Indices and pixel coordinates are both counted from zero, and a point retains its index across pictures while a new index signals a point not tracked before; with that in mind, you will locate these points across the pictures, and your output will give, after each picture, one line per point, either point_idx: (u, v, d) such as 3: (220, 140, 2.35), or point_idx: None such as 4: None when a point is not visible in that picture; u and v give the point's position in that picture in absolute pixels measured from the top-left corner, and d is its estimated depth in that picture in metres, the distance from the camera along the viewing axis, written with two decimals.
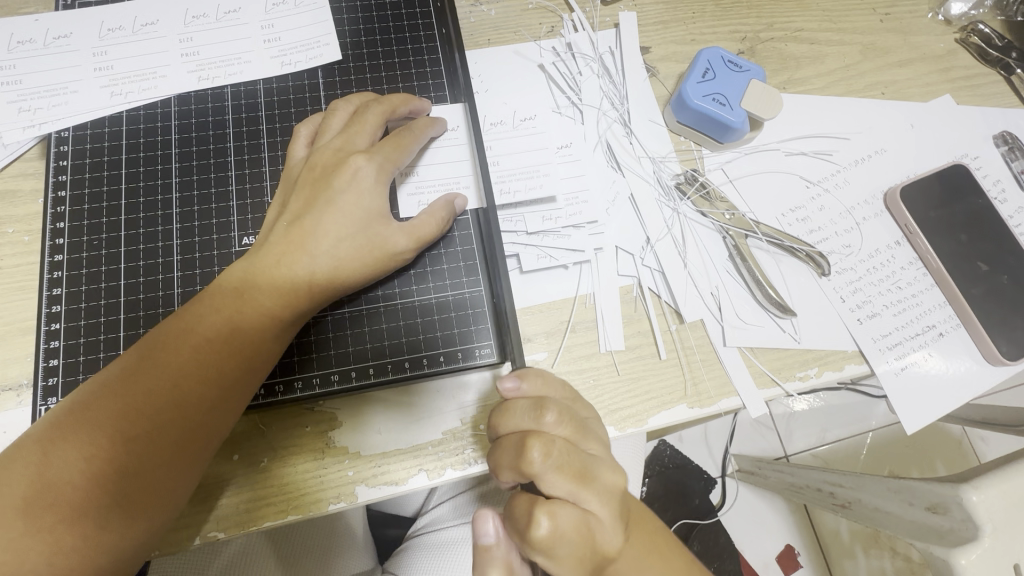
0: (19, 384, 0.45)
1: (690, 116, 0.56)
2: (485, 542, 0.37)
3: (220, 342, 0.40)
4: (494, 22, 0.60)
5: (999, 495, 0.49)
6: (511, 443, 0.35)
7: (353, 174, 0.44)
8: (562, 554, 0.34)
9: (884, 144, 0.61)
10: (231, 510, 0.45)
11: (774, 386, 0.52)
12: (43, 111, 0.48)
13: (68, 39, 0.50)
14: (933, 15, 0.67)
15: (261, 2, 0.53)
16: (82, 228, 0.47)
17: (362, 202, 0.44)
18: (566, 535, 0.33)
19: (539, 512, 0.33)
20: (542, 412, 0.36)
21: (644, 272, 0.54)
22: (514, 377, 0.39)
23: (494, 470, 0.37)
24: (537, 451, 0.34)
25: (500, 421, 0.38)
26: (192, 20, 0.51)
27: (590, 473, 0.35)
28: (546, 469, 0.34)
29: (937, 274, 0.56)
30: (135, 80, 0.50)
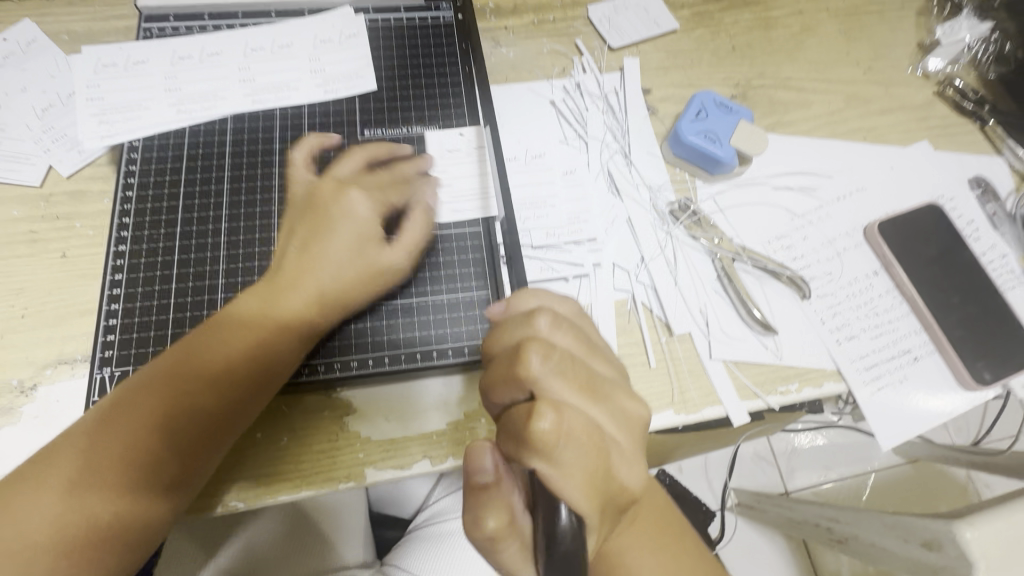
0: (75, 359, 0.51)
1: (684, 150, 0.63)
2: (484, 479, 0.31)
3: (253, 344, 0.46)
4: (511, 63, 0.68)
5: (994, 533, 0.51)
6: (506, 352, 0.35)
7: (349, 207, 0.50)
8: (569, 460, 0.31)
9: (865, 183, 0.67)
10: (250, 482, 0.49)
11: (757, 399, 0.56)
12: (118, 124, 0.56)
13: (145, 64, 0.58)
14: (911, 70, 0.74)
15: (311, 39, 0.61)
16: (145, 224, 0.54)
17: (356, 228, 0.50)
18: (575, 435, 0.31)
19: (543, 406, 0.31)
20: (536, 318, 0.37)
21: (638, 287, 0.58)
22: (503, 301, 0.40)
23: (488, 388, 0.36)
24: (536, 354, 0.33)
25: (492, 340, 0.38)
26: (251, 53, 0.59)
27: (597, 387, 0.35)
28: (546, 371, 0.33)
29: (912, 302, 0.61)
30: (198, 100, 0.57)
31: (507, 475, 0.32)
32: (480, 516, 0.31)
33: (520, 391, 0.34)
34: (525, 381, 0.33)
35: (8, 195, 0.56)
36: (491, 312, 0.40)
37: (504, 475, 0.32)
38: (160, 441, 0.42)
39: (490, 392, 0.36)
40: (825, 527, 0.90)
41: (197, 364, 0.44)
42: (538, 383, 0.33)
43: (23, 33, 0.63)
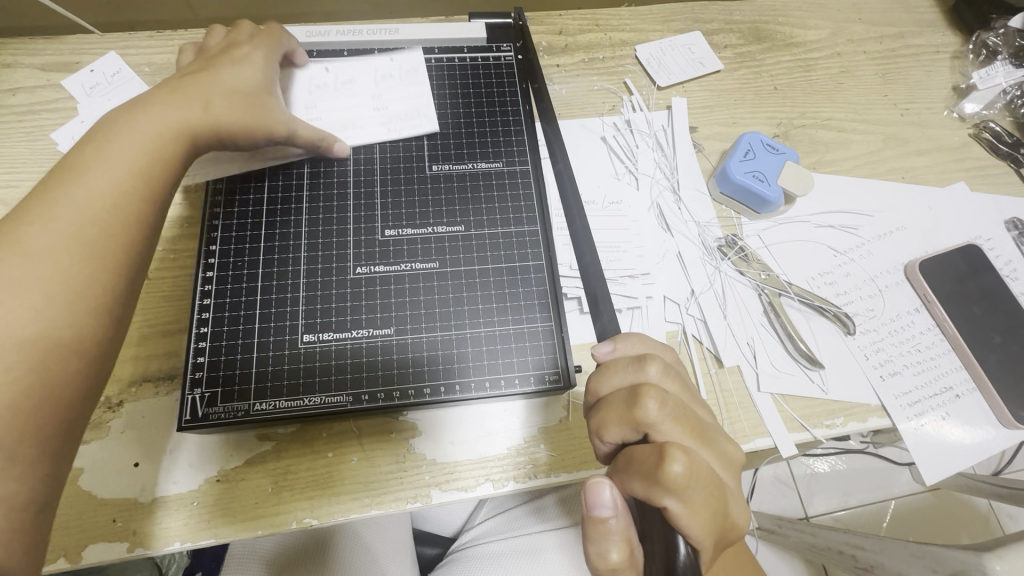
0: (158, 377, 0.55)
1: (731, 188, 0.65)
2: (604, 514, 0.34)
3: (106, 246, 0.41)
4: (565, 99, 0.72)
5: None
6: (622, 395, 0.37)
7: (241, 58, 0.54)
8: (698, 501, 0.32)
9: (905, 222, 0.69)
10: (323, 499, 0.52)
11: (803, 431, 0.58)
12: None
13: None
14: (947, 112, 0.76)
15: (371, 78, 0.64)
16: (230, 251, 0.56)
17: (243, 77, 0.53)
18: (701, 477, 0.33)
19: (675, 450, 0.33)
20: (647, 363, 0.39)
21: (688, 320, 0.61)
22: (609, 342, 0.43)
23: (599, 429, 0.38)
24: (655, 398, 0.36)
25: (601, 381, 0.40)
26: (315, 90, 0.62)
27: (705, 431, 0.37)
28: (665, 415, 0.36)
29: (953, 340, 0.63)
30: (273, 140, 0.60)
31: (626, 515, 0.35)
32: (604, 549, 0.34)
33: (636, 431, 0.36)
34: (643, 423, 0.36)
35: None
36: (600, 352, 0.43)
37: (622, 513, 0.34)
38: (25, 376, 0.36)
39: (601, 432, 0.39)
40: (847, 554, 0.90)
41: (24, 270, 0.37)
42: (657, 428, 0.36)
43: (108, 64, 0.67)
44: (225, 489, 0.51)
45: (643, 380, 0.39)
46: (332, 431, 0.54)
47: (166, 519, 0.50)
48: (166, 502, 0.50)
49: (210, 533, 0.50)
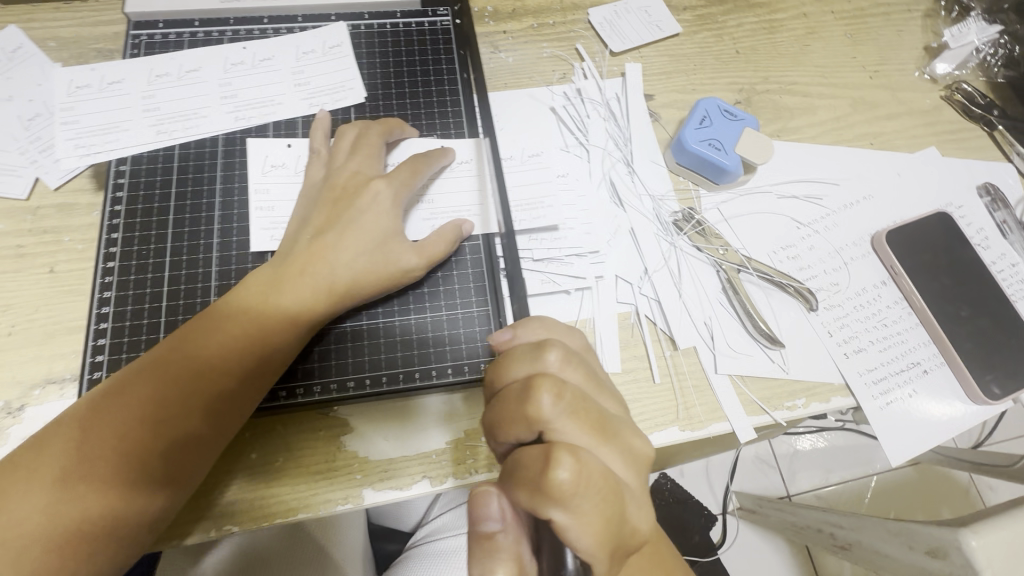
0: (64, 379, 0.49)
1: (687, 158, 0.61)
2: (490, 529, 0.31)
3: (245, 326, 0.45)
4: (511, 68, 0.66)
5: (998, 543, 0.51)
6: (516, 389, 0.34)
7: (373, 197, 0.49)
8: (585, 508, 0.29)
9: (873, 190, 0.65)
10: (245, 504, 0.48)
11: (763, 415, 0.55)
12: (97, 147, 0.53)
13: (121, 84, 0.55)
14: (918, 74, 0.72)
15: (292, 51, 0.58)
16: (134, 238, 0.51)
17: (380, 222, 0.49)
18: (591, 482, 0.30)
19: (561, 452, 0.30)
20: (546, 352, 0.36)
21: (641, 300, 0.57)
22: (509, 329, 0.41)
23: (495, 427, 0.35)
24: (548, 391, 0.33)
25: (502, 372, 0.37)
26: (231, 68, 0.57)
27: (607, 424, 0.34)
28: (558, 410, 0.32)
29: (921, 313, 0.59)
30: (179, 120, 0.55)
31: (516, 525, 0.32)
32: (489, 568, 0.30)
33: (530, 429, 0.33)
34: (535, 420, 0.32)
35: None
36: (498, 341, 0.41)
37: (510, 525, 0.31)
38: (81, 421, 0.40)
39: (497, 431, 0.35)
40: (827, 533, 0.89)
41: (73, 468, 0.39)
42: (549, 424, 0.32)
43: (8, 39, 0.59)
44: None
45: (543, 369, 0.36)
46: (251, 432, 0.49)
47: None
48: None
49: None
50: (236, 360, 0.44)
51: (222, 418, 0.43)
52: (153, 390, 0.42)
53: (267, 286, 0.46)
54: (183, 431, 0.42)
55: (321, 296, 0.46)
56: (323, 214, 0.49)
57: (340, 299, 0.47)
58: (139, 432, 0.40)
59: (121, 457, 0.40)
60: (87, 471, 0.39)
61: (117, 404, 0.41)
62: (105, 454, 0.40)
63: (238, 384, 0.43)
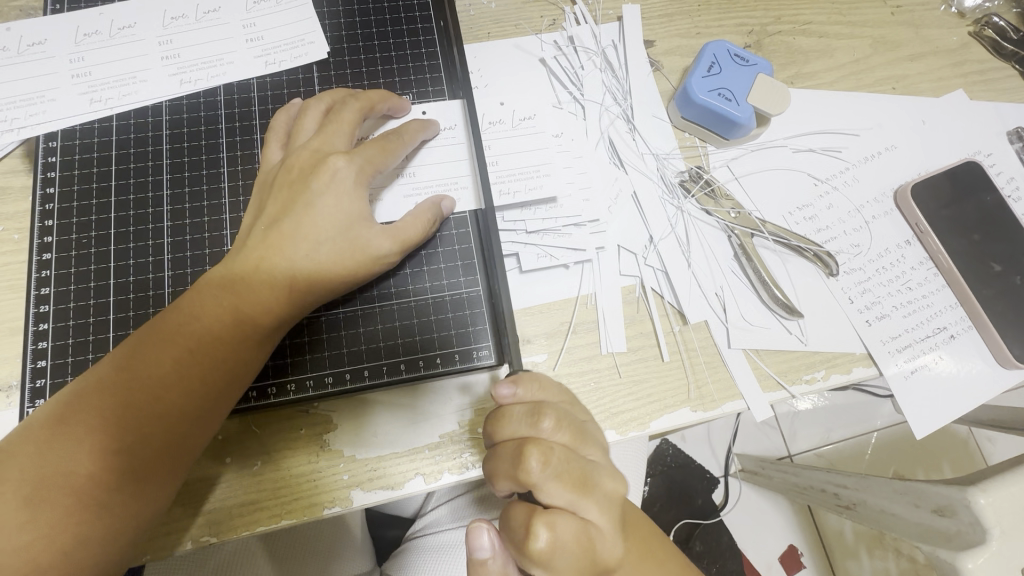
0: (10, 386, 0.43)
1: (694, 111, 0.55)
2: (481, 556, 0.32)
3: (213, 325, 0.39)
4: (494, 15, 0.58)
5: (1008, 498, 0.47)
6: (508, 453, 0.32)
7: (331, 175, 0.42)
8: (561, 568, 0.30)
9: (896, 140, 0.60)
10: (224, 514, 0.44)
11: (780, 389, 0.51)
12: (21, 121, 0.46)
13: (44, 46, 0.48)
14: (945, 7, 0.65)
15: (241, 1, 0.51)
16: (71, 226, 0.45)
17: (342, 205, 0.42)
18: (567, 546, 0.30)
19: (536, 523, 0.29)
20: (539, 418, 0.33)
21: (647, 271, 0.52)
22: (509, 383, 0.35)
23: (488, 481, 0.34)
24: (536, 459, 0.30)
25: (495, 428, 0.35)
26: (171, 23, 0.49)
27: (593, 481, 0.32)
28: (544, 478, 0.30)
29: (948, 274, 0.55)
30: (114, 85, 0.48)
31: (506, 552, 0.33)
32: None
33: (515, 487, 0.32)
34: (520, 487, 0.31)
35: None
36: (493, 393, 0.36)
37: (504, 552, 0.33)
38: (21, 458, 0.36)
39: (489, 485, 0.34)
40: (831, 493, 0.85)
41: (34, 488, 0.35)
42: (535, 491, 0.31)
43: None
44: None
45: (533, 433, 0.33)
46: (222, 436, 0.45)
47: None
48: None
49: None
50: (193, 372, 0.38)
51: (187, 437, 0.38)
52: (102, 414, 0.37)
53: (221, 286, 0.41)
54: (139, 457, 0.37)
55: (285, 293, 0.41)
56: (282, 205, 0.43)
57: (308, 290, 0.41)
58: (89, 463, 0.36)
59: (72, 492, 0.35)
60: (46, 500, 0.35)
61: (62, 434, 0.36)
62: (54, 492, 0.35)
63: (203, 399, 0.39)
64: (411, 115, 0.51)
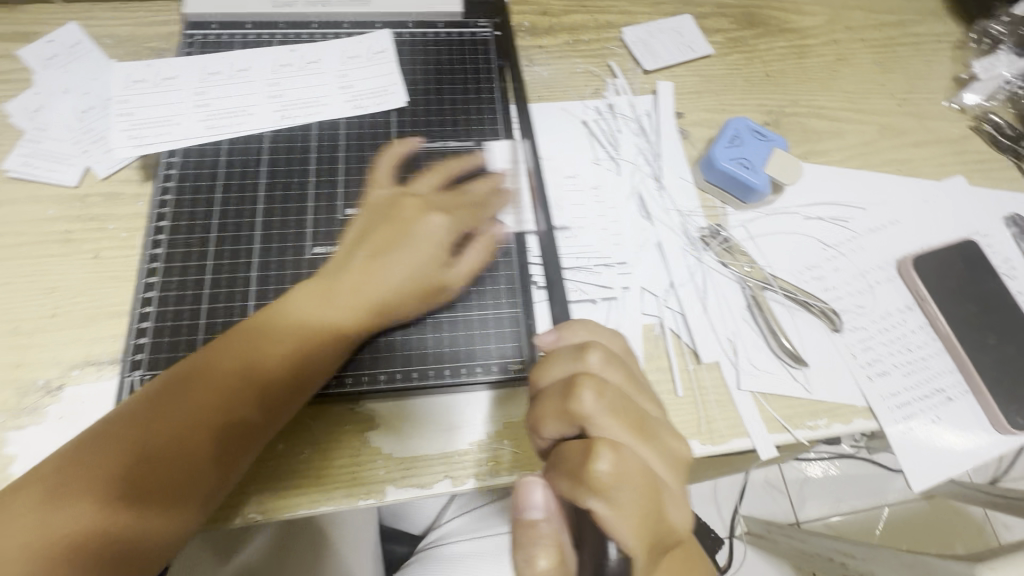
0: (102, 361, 0.50)
1: (716, 176, 0.62)
2: (534, 516, 0.31)
3: (284, 349, 0.45)
4: (545, 81, 0.68)
5: None
6: (558, 384, 0.35)
7: (427, 223, 0.51)
8: (622, 500, 0.30)
9: (900, 215, 0.66)
10: (269, 496, 0.48)
11: (785, 432, 0.55)
12: (150, 138, 0.55)
13: (176, 80, 0.57)
14: (947, 103, 0.74)
15: (339, 56, 0.60)
16: (180, 228, 0.53)
17: (429, 248, 0.50)
18: (628, 475, 0.31)
19: (598, 446, 0.31)
20: (586, 350, 0.37)
21: (667, 313, 0.58)
22: (552, 332, 0.42)
23: (535, 423, 0.35)
24: (589, 391, 0.34)
25: (542, 372, 0.38)
26: (280, 69, 0.59)
27: (646, 426, 0.35)
28: (600, 412, 0.34)
29: (946, 339, 0.60)
30: (228, 116, 0.57)
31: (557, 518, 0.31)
32: (531, 556, 0.30)
33: (571, 426, 0.34)
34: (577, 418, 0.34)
35: (48, 195, 0.57)
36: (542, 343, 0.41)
37: (555, 515, 0.31)
38: (80, 458, 0.39)
39: (537, 427, 0.35)
40: (838, 562, 0.85)
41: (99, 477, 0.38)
42: (589, 423, 0.34)
43: (68, 36, 0.65)
44: None
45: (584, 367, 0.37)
46: (280, 422, 0.50)
47: None
48: None
49: None
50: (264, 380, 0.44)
51: (239, 446, 0.42)
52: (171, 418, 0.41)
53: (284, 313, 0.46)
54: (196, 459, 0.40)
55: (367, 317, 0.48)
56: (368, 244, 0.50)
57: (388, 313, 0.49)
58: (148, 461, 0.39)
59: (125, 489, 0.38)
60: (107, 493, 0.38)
61: (137, 422, 0.40)
62: (128, 478, 0.38)
63: (261, 406, 0.43)
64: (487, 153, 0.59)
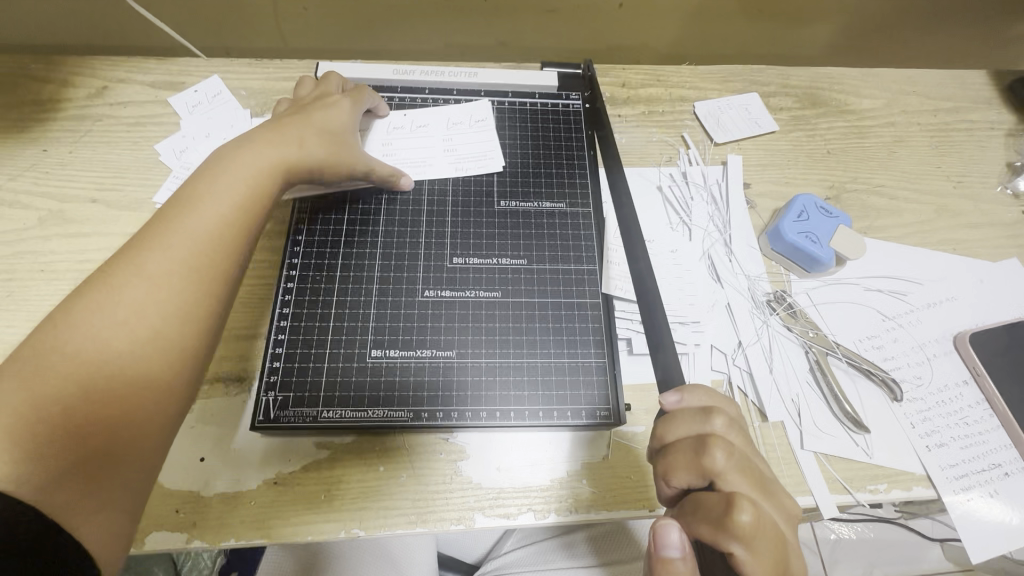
0: (227, 379, 0.58)
1: (783, 246, 0.67)
2: (672, 554, 0.36)
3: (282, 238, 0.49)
4: (624, 148, 0.75)
5: None
6: (689, 443, 0.40)
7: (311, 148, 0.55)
8: (761, 549, 0.35)
9: (956, 293, 0.70)
10: (372, 513, 0.53)
11: (845, 493, 0.58)
12: None
13: None
14: (1001, 188, 0.78)
15: (445, 123, 0.69)
16: (310, 264, 0.60)
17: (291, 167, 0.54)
18: (766, 527, 0.35)
19: (742, 502, 0.35)
20: (713, 413, 0.41)
21: (735, 371, 0.62)
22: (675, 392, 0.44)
23: (667, 473, 0.40)
24: (723, 450, 0.38)
25: (666, 428, 0.42)
26: (393, 130, 0.67)
27: (767, 485, 0.39)
28: (732, 470, 0.38)
29: (1003, 415, 0.62)
30: None
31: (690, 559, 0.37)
32: None
33: (702, 479, 0.38)
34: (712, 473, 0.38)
35: None
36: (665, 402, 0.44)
37: (689, 554, 0.37)
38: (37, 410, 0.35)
39: (668, 477, 0.40)
40: None
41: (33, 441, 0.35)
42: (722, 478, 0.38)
43: (210, 87, 0.75)
44: (281, 492, 0.53)
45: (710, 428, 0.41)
46: (383, 446, 0.56)
47: (227, 513, 0.52)
48: (230, 496, 0.53)
49: (266, 535, 0.52)
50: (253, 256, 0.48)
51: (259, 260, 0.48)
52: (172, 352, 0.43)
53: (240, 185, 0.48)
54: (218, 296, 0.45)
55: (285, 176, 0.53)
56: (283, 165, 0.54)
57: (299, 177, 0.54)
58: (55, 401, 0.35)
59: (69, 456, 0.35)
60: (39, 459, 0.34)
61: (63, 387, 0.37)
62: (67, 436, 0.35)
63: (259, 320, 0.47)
64: (577, 212, 0.66)
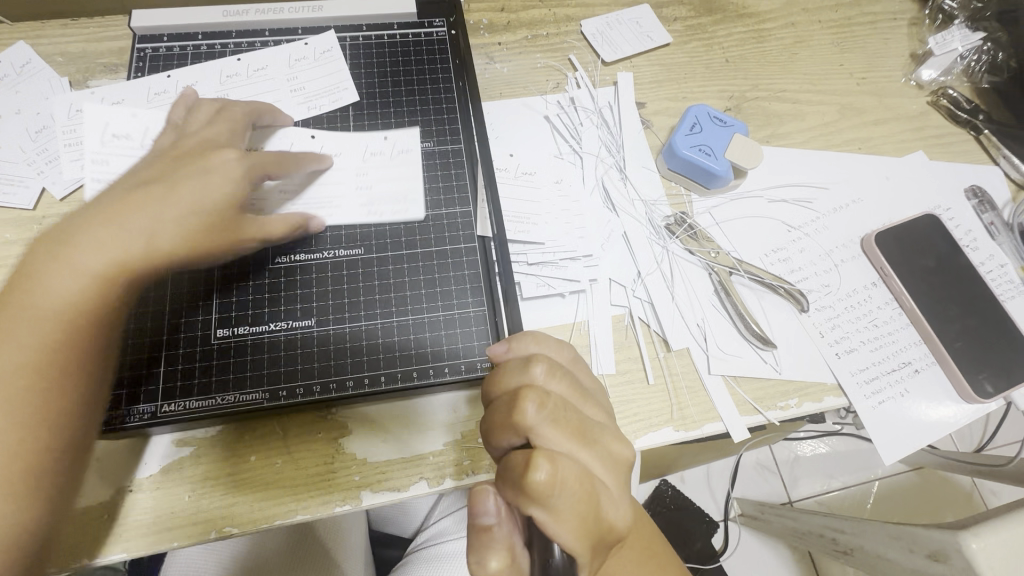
0: None
1: (678, 163, 0.62)
2: (486, 521, 0.34)
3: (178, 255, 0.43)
4: (505, 78, 0.68)
5: (999, 546, 0.48)
6: (505, 399, 0.37)
7: (218, 160, 0.46)
8: (561, 507, 0.32)
9: (861, 194, 0.67)
10: (247, 507, 0.48)
11: (756, 414, 0.55)
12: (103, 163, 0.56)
13: (121, 104, 0.57)
14: (905, 80, 0.75)
15: (285, 60, 0.61)
16: None
17: (211, 183, 0.45)
18: (567, 483, 0.32)
19: (538, 458, 0.32)
20: (532, 364, 0.39)
21: (635, 303, 0.58)
22: (504, 344, 0.44)
23: (488, 433, 0.38)
24: (531, 402, 0.35)
25: (492, 386, 0.40)
26: (227, 80, 0.59)
27: (587, 432, 0.36)
28: (540, 422, 0.35)
29: (911, 313, 0.60)
30: None
31: (510, 522, 0.35)
32: (484, 558, 0.33)
33: (517, 437, 0.36)
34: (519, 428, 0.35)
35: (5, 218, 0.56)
36: (495, 355, 0.43)
37: (505, 520, 0.35)
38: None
39: (490, 438, 0.38)
40: (829, 537, 0.84)
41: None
42: (532, 433, 0.35)
43: (17, 55, 0.64)
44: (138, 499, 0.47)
45: (530, 380, 0.38)
46: (253, 435, 0.50)
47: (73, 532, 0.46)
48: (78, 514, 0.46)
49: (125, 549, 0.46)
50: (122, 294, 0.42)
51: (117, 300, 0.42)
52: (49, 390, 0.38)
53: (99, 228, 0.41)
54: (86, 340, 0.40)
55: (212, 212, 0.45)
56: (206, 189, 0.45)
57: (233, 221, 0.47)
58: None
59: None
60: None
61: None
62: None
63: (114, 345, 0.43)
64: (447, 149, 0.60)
